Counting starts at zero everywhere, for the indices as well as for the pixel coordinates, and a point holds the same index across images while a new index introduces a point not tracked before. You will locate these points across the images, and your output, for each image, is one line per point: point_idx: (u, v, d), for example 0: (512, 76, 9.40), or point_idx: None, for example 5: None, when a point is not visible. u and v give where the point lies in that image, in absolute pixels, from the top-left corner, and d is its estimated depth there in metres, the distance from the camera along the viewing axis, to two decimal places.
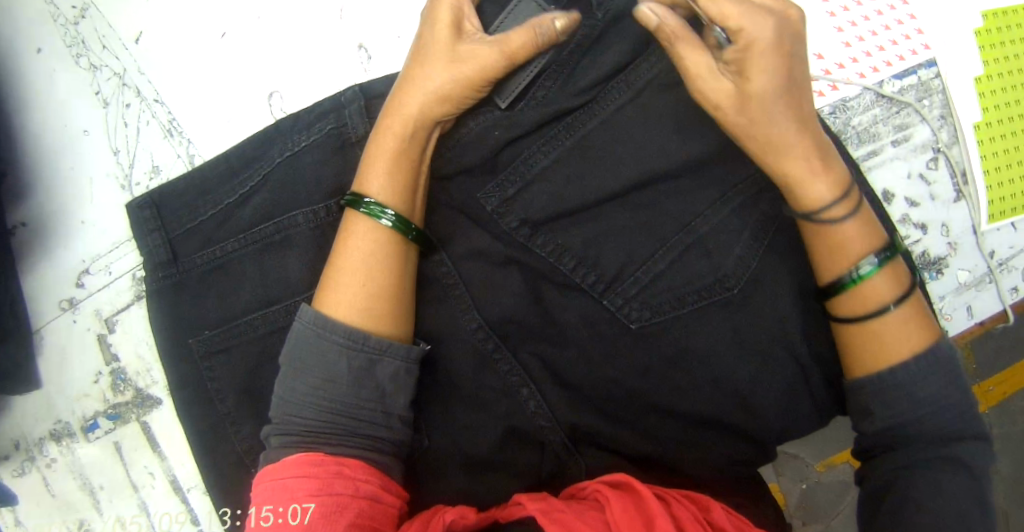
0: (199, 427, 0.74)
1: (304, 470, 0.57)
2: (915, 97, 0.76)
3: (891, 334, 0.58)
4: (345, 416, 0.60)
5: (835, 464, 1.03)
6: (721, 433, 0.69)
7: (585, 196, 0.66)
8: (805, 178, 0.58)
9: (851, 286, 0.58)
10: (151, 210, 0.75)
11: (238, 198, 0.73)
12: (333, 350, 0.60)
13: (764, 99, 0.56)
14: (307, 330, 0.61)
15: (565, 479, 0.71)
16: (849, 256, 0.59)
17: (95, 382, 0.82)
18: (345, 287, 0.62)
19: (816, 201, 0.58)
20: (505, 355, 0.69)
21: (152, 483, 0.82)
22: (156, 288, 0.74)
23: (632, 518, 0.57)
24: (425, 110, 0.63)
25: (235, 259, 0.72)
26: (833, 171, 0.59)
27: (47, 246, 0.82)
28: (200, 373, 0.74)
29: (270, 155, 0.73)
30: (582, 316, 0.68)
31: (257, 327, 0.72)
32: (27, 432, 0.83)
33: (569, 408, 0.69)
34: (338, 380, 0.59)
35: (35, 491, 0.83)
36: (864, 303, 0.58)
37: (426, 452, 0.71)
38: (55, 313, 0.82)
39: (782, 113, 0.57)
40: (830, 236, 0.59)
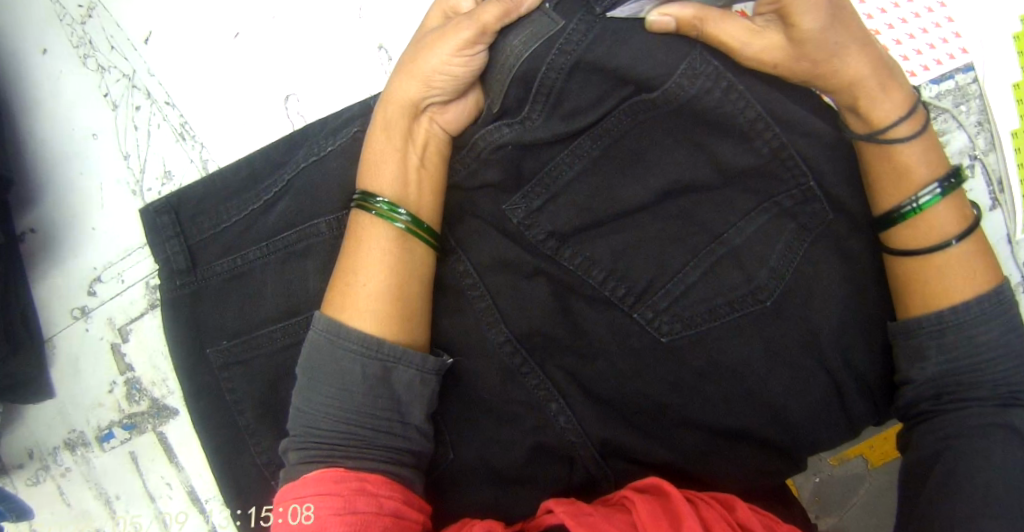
0: (218, 439, 0.73)
1: (325, 487, 0.55)
2: (953, 102, 0.74)
3: (950, 270, 0.59)
4: (361, 427, 0.58)
5: (850, 457, 0.91)
6: (752, 446, 0.68)
7: (616, 207, 0.64)
8: (875, 97, 0.58)
9: (912, 216, 0.60)
10: (171, 216, 0.73)
11: (263, 204, 0.71)
12: (346, 357, 0.58)
13: (821, 38, 0.56)
14: (320, 338, 0.60)
15: (592, 491, 0.70)
16: (914, 184, 0.60)
17: (109, 392, 0.80)
18: (353, 289, 0.62)
19: (882, 120, 0.59)
20: (532, 369, 0.67)
21: (168, 494, 0.81)
22: (173, 298, 0.73)
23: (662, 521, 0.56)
24: (403, 91, 0.65)
25: (256, 268, 0.71)
26: (897, 90, 0.59)
27: (57, 253, 0.80)
28: (219, 383, 0.72)
29: (296, 160, 0.71)
30: (612, 329, 0.66)
31: (277, 340, 0.70)
32: (42, 441, 0.82)
33: (597, 422, 0.67)
34: (354, 388, 0.58)
35: (49, 501, 0.82)
36: (924, 235, 0.60)
37: (451, 465, 0.70)
38: (67, 321, 0.80)
39: (842, 44, 0.57)
40: (894, 161, 0.60)
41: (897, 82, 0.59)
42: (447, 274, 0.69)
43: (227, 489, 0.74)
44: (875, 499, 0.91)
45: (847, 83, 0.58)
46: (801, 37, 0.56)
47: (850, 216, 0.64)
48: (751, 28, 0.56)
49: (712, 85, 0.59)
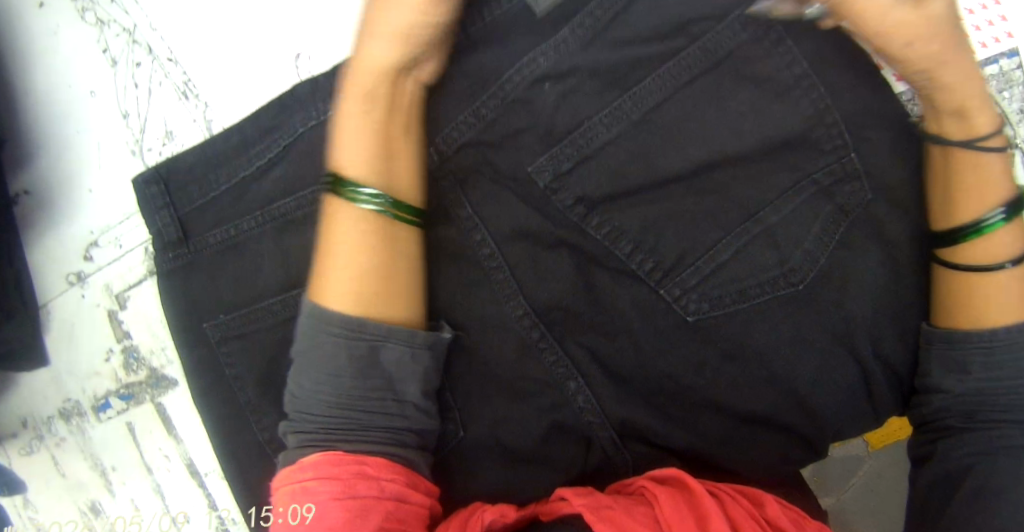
0: (218, 413, 0.70)
1: (323, 473, 0.53)
2: (996, 89, 0.71)
3: (1006, 291, 0.58)
4: (355, 411, 0.55)
5: (851, 438, 0.90)
6: (776, 433, 0.66)
7: (646, 177, 0.61)
8: (967, 104, 0.57)
9: (975, 235, 0.58)
10: (160, 186, 0.69)
11: (255, 170, 0.67)
12: (332, 343, 0.55)
13: (936, 24, 0.55)
14: (305, 325, 0.56)
15: (607, 474, 0.67)
16: (987, 199, 0.58)
17: (106, 361, 0.77)
18: (332, 275, 0.57)
19: (980, 127, 0.58)
20: (552, 345, 0.64)
21: (167, 467, 0.78)
22: (169, 269, 0.69)
23: (687, 516, 0.54)
24: (369, 58, 0.58)
25: (257, 235, 0.67)
26: (988, 102, 0.58)
27: (54, 216, 0.76)
28: (217, 356, 0.70)
29: (294, 124, 0.67)
30: (636, 306, 0.64)
31: (281, 311, 0.67)
32: (37, 410, 0.81)
33: (616, 403, 0.65)
34: (341, 373, 0.54)
35: (43, 471, 0.81)
36: (980, 253, 0.58)
37: (462, 444, 0.67)
38: (62, 287, 0.77)
39: (943, 55, 0.56)
40: (971, 175, 0.58)
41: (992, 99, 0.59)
42: (461, 244, 0.65)
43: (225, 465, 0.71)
44: (872, 480, 0.90)
45: (936, 79, 0.57)
46: (902, 24, 0.55)
47: (889, 196, 0.61)
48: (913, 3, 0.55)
49: (758, 43, 0.59)
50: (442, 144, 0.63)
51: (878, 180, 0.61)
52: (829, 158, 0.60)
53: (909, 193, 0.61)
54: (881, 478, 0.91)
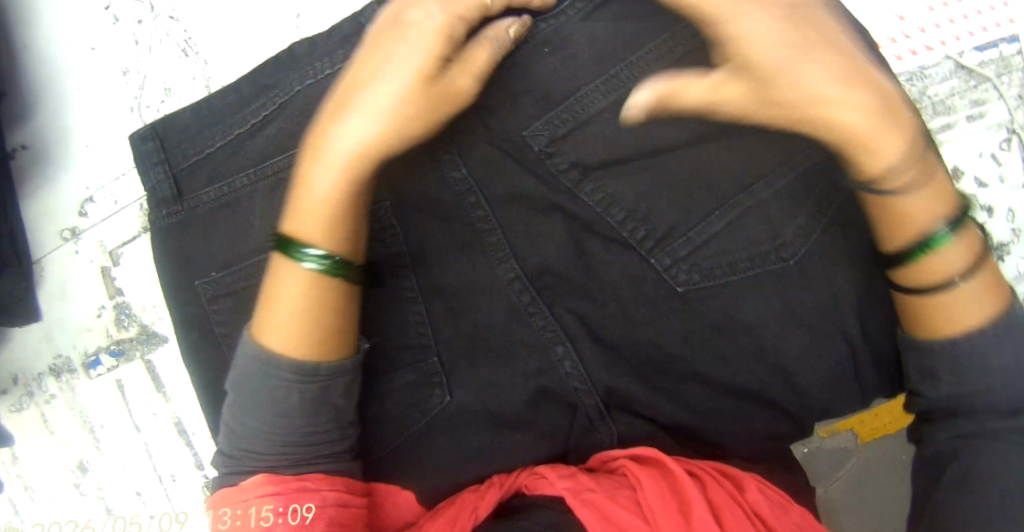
0: (206, 374, 0.70)
1: (265, 492, 0.56)
2: (995, 73, 0.70)
3: (975, 303, 0.53)
4: (296, 443, 0.57)
5: (839, 430, 0.91)
6: (762, 408, 0.66)
7: (646, 145, 0.62)
8: (870, 145, 0.50)
9: (917, 256, 0.53)
10: (154, 143, 0.70)
11: (250, 127, 0.68)
12: (281, 386, 0.55)
13: (795, 85, 0.49)
14: (249, 365, 0.56)
15: (592, 444, 0.68)
16: (942, 272, 0.53)
17: (98, 317, 0.77)
18: (272, 313, 0.57)
19: (912, 208, 0.52)
20: (541, 310, 0.65)
21: (155, 425, 0.79)
22: (162, 226, 0.70)
23: (670, 503, 0.56)
24: (388, 125, 0.56)
25: (248, 195, 0.68)
26: (915, 162, 0.51)
27: (50, 170, 0.76)
28: (207, 316, 0.70)
29: (289, 83, 0.67)
30: (626, 276, 0.64)
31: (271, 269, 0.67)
32: (27, 367, 0.81)
33: (604, 370, 0.65)
34: (288, 414, 0.56)
35: (33, 427, 0.82)
36: (926, 274, 0.53)
37: (447, 410, 0.66)
38: (57, 243, 0.77)
39: (805, 66, 0.48)
40: (892, 212, 0.53)
41: (946, 195, 0.53)
42: (455, 207, 0.65)
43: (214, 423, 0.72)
44: (860, 471, 0.91)
45: (832, 119, 0.50)
46: (780, 98, 0.49)
47: None
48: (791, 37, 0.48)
49: None
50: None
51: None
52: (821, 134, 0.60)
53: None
54: (869, 472, 0.91)
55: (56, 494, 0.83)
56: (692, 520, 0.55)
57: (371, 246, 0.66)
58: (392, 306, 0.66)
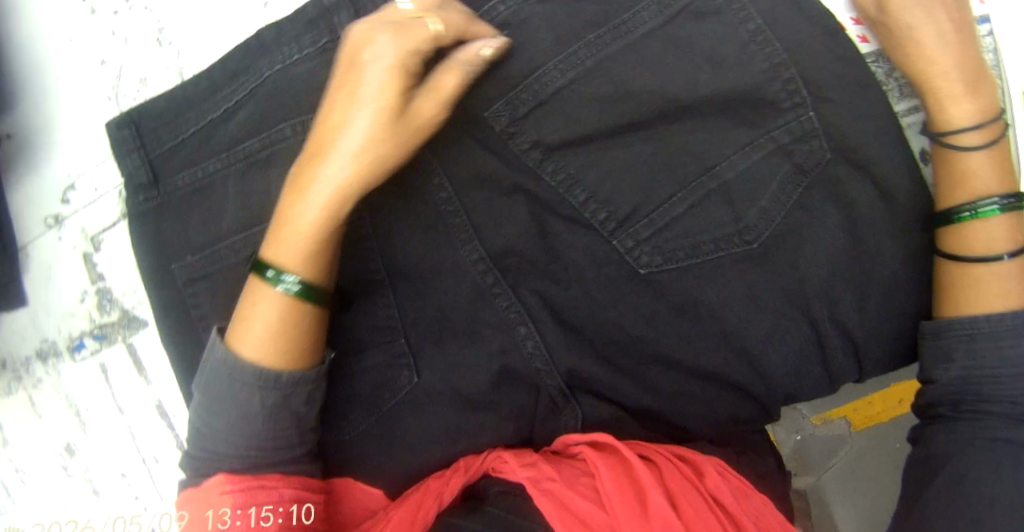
0: (185, 354, 0.72)
1: (227, 490, 0.58)
2: None
3: (1002, 287, 0.58)
4: (257, 447, 0.60)
5: (832, 418, 0.98)
6: (725, 389, 0.67)
7: (606, 121, 0.62)
8: (943, 99, 0.60)
9: (968, 219, 0.59)
10: (131, 130, 0.72)
11: (222, 113, 0.70)
12: (243, 391, 0.58)
13: (919, 32, 0.61)
14: (215, 367, 0.59)
15: (557, 426, 0.69)
16: (971, 188, 0.59)
17: (82, 301, 0.79)
18: (246, 330, 0.58)
19: None
20: (505, 290, 0.66)
21: (138, 407, 0.81)
22: (138, 211, 0.72)
23: (626, 489, 0.57)
24: (359, 155, 0.56)
25: (219, 180, 0.69)
26: (980, 99, 0.60)
27: (33, 159, 0.78)
28: (184, 299, 0.71)
29: (261, 67, 0.68)
30: (589, 257, 0.65)
31: (239, 252, 0.68)
32: (14, 350, 0.83)
33: (567, 351, 0.66)
34: (251, 418, 0.58)
35: (22, 409, 0.85)
36: (970, 242, 0.59)
37: (415, 389, 0.68)
38: (42, 230, 0.79)
39: (916, 26, 0.61)
40: (954, 159, 0.60)
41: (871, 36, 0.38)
42: (420, 188, 0.66)
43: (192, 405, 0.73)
44: (852, 460, 0.97)
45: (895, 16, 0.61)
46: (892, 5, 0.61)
47: (848, 156, 0.61)
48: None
49: None
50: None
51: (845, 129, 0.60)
52: (783, 116, 0.61)
53: (877, 152, 0.60)
54: (862, 459, 0.96)
55: (47, 474, 0.86)
56: (647, 502, 0.56)
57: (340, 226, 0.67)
58: (361, 287, 0.68)
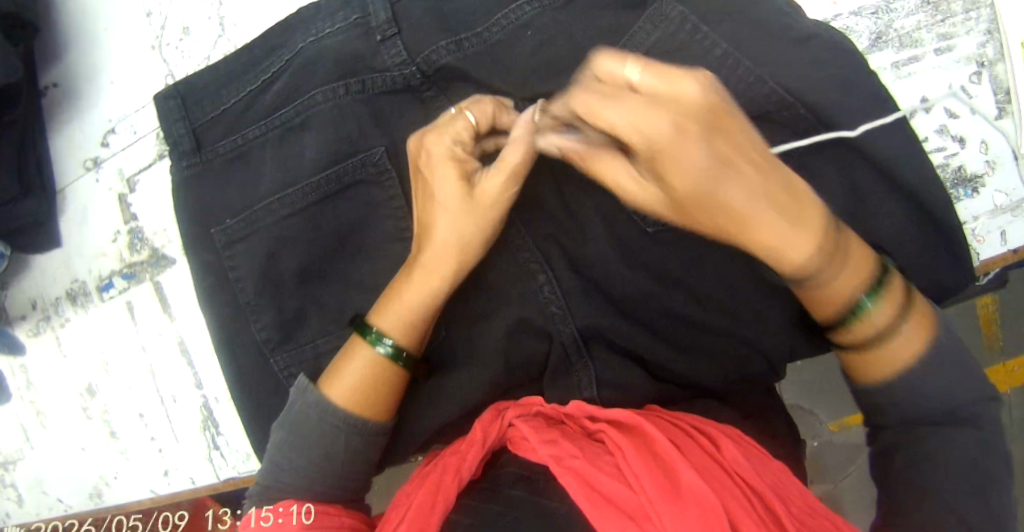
0: (218, 314, 0.77)
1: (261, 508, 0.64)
2: (962, 8, 0.73)
3: (909, 338, 0.56)
4: (332, 477, 0.66)
5: (850, 426, 1.22)
6: (732, 344, 0.70)
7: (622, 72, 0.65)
8: (783, 249, 0.48)
9: (850, 324, 0.55)
10: (176, 100, 0.75)
11: (260, 85, 0.73)
12: (335, 432, 0.65)
13: (694, 178, 0.43)
14: (309, 410, 0.66)
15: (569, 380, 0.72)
16: (841, 304, 0.54)
17: (113, 241, 0.83)
18: (342, 376, 0.66)
19: (799, 258, 0.49)
20: (525, 242, 0.70)
21: (160, 343, 0.83)
22: (182, 177, 0.75)
23: (651, 466, 0.57)
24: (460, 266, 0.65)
25: (256, 146, 0.73)
26: (807, 227, 0.48)
27: (77, 106, 0.83)
28: (222, 263, 0.75)
29: (294, 42, 0.72)
30: (600, 216, 0.69)
31: (274, 213, 0.72)
32: (46, 292, 0.87)
33: (581, 303, 0.70)
34: (335, 456, 0.65)
35: (49, 348, 0.88)
36: (878, 365, 0.57)
37: (440, 342, 0.73)
38: (79, 172, 0.83)
39: (722, 186, 0.44)
40: (814, 294, 0.54)
41: (801, 203, 0.48)
42: None
43: (222, 350, 0.78)
44: (862, 467, 1.21)
45: (600, 172, 0.50)
46: (662, 163, 0.44)
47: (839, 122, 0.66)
48: (665, 71, 0.43)
49: None
50: (421, 63, 0.68)
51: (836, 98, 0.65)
52: (767, 88, 0.66)
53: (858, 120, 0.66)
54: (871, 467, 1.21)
55: (69, 416, 0.89)
56: (675, 480, 0.56)
57: (370, 186, 0.71)
58: (395, 243, 0.72)
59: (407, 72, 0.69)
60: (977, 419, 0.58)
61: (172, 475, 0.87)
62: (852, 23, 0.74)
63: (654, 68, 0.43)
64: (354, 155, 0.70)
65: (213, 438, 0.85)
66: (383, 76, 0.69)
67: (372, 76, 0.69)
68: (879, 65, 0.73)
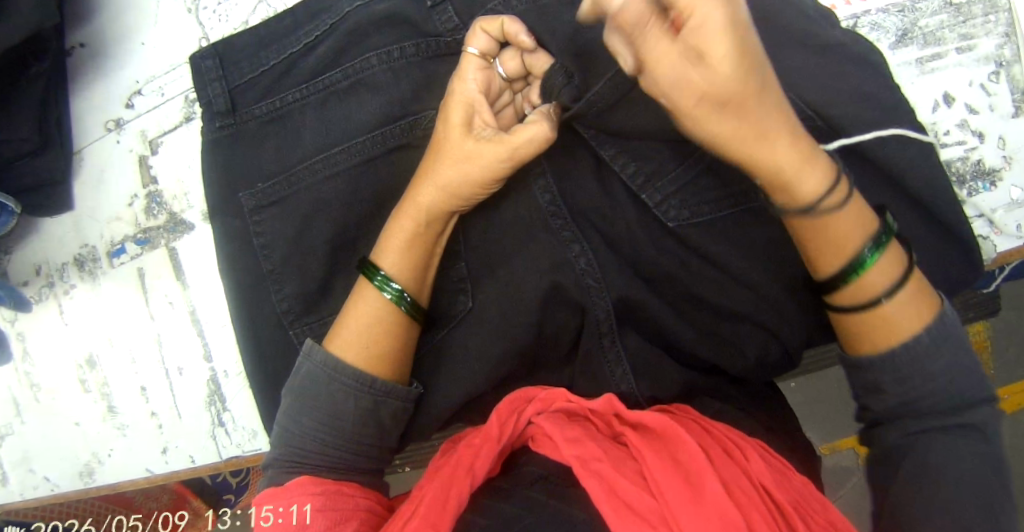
0: (239, 281, 0.75)
1: (269, 494, 0.61)
2: (981, 11, 0.74)
3: (907, 312, 0.55)
4: (340, 446, 0.63)
5: (842, 448, 1.21)
6: (760, 331, 0.70)
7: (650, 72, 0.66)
8: (793, 180, 0.52)
9: (850, 273, 0.55)
10: (213, 62, 0.74)
11: (302, 47, 0.73)
12: (341, 392, 0.63)
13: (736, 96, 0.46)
14: (313, 370, 0.64)
15: (596, 361, 0.71)
16: (844, 249, 0.55)
17: (129, 205, 0.81)
18: (345, 323, 0.65)
19: (809, 194, 0.52)
20: (565, 219, 0.69)
21: (170, 312, 0.81)
22: (214, 138, 0.74)
23: (678, 477, 0.55)
24: (445, 205, 0.64)
25: (296, 109, 0.73)
26: (818, 161, 0.52)
27: (103, 65, 0.81)
28: (248, 228, 0.74)
29: (340, 6, 0.73)
30: (634, 197, 0.69)
31: (317, 173, 0.72)
32: (52, 257, 0.83)
33: (615, 283, 0.69)
34: (343, 419, 0.63)
35: (52, 317, 0.83)
36: (857, 294, 0.56)
37: (468, 315, 0.72)
38: (100, 133, 0.82)
39: (755, 113, 0.48)
40: (818, 228, 0.54)
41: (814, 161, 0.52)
42: None
43: (239, 319, 0.75)
44: (857, 489, 1.20)
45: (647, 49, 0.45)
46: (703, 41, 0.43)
47: (883, 105, 0.65)
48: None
49: None
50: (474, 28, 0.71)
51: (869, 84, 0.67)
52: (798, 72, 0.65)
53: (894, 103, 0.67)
54: (868, 490, 1.20)
55: (67, 388, 0.84)
56: (703, 490, 0.54)
57: (414, 150, 0.72)
58: None
59: (460, 37, 0.71)
60: (983, 425, 0.55)
61: (171, 454, 0.82)
62: (877, 22, 0.74)
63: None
64: (403, 119, 0.71)
65: (218, 414, 0.81)
66: (434, 41, 0.71)
67: (425, 40, 0.71)
68: (904, 61, 0.74)
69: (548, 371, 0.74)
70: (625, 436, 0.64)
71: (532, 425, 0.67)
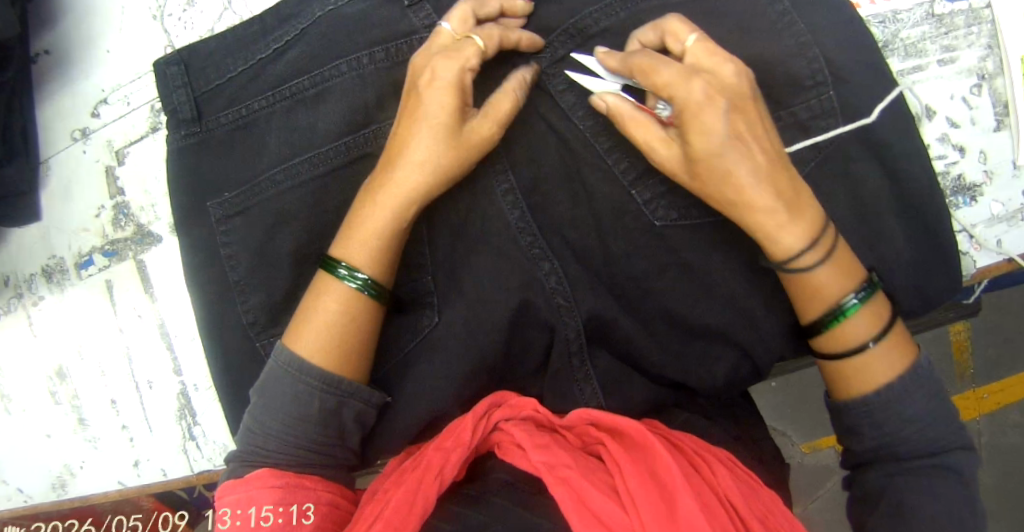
0: (205, 295, 0.74)
1: (236, 485, 0.60)
2: (964, 22, 0.72)
3: (886, 361, 0.57)
4: (305, 447, 0.61)
5: (821, 447, 1.20)
6: (729, 351, 0.69)
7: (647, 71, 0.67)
8: (774, 231, 0.57)
9: (832, 322, 0.58)
10: (179, 69, 0.72)
11: (271, 53, 0.71)
12: (305, 390, 0.60)
13: (716, 158, 0.55)
14: (279, 370, 0.61)
15: (566, 377, 0.70)
16: (826, 297, 0.58)
17: (96, 216, 0.80)
18: (308, 322, 0.62)
19: (790, 245, 0.57)
20: (534, 235, 0.68)
21: (138, 323, 0.80)
22: (179, 147, 0.72)
23: (649, 488, 0.55)
24: (417, 189, 0.61)
25: (261, 117, 0.71)
26: (803, 216, 0.56)
27: (69, 74, 0.80)
28: (215, 239, 0.72)
29: (311, 10, 0.72)
30: (607, 213, 0.68)
31: (279, 185, 0.70)
32: (20, 268, 0.82)
33: (585, 296, 0.68)
34: (306, 419, 0.60)
35: (19, 328, 0.82)
36: (838, 342, 0.58)
37: (434, 331, 0.70)
38: (66, 142, 0.80)
39: (738, 163, 0.55)
40: (804, 279, 0.58)
41: (804, 208, 0.57)
42: None
43: (206, 332, 0.74)
44: (835, 489, 1.19)
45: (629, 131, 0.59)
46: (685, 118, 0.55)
47: None
48: (711, 48, 0.58)
49: None
50: None
51: (844, 100, 0.66)
52: None
53: (873, 107, 0.66)
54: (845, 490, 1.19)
55: (35, 400, 0.82)
56: (676, 504, 0.53)
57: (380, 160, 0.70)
58: None
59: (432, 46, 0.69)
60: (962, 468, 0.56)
61: (142, 467, 0.82)
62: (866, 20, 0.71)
63: (704, 44, 0.58)
64: (370, 128, 0.70)
65: (189, 428, 0.81)
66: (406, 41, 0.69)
67: (396, 45, 0.69)
68: None
69: (520, 387, 0.73)
70: (592, 446, 0.63)
71: (499, 431, 0.66)
